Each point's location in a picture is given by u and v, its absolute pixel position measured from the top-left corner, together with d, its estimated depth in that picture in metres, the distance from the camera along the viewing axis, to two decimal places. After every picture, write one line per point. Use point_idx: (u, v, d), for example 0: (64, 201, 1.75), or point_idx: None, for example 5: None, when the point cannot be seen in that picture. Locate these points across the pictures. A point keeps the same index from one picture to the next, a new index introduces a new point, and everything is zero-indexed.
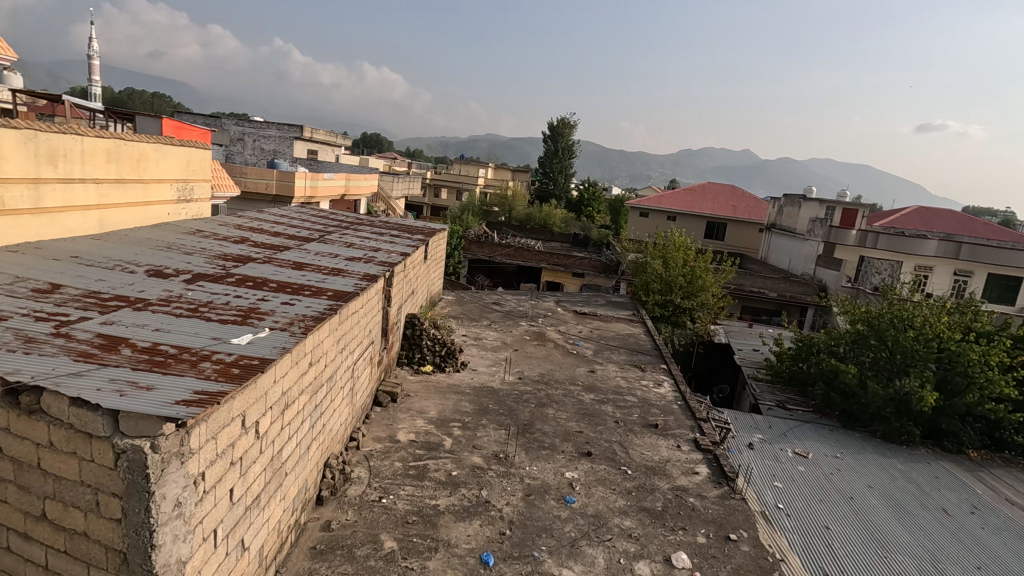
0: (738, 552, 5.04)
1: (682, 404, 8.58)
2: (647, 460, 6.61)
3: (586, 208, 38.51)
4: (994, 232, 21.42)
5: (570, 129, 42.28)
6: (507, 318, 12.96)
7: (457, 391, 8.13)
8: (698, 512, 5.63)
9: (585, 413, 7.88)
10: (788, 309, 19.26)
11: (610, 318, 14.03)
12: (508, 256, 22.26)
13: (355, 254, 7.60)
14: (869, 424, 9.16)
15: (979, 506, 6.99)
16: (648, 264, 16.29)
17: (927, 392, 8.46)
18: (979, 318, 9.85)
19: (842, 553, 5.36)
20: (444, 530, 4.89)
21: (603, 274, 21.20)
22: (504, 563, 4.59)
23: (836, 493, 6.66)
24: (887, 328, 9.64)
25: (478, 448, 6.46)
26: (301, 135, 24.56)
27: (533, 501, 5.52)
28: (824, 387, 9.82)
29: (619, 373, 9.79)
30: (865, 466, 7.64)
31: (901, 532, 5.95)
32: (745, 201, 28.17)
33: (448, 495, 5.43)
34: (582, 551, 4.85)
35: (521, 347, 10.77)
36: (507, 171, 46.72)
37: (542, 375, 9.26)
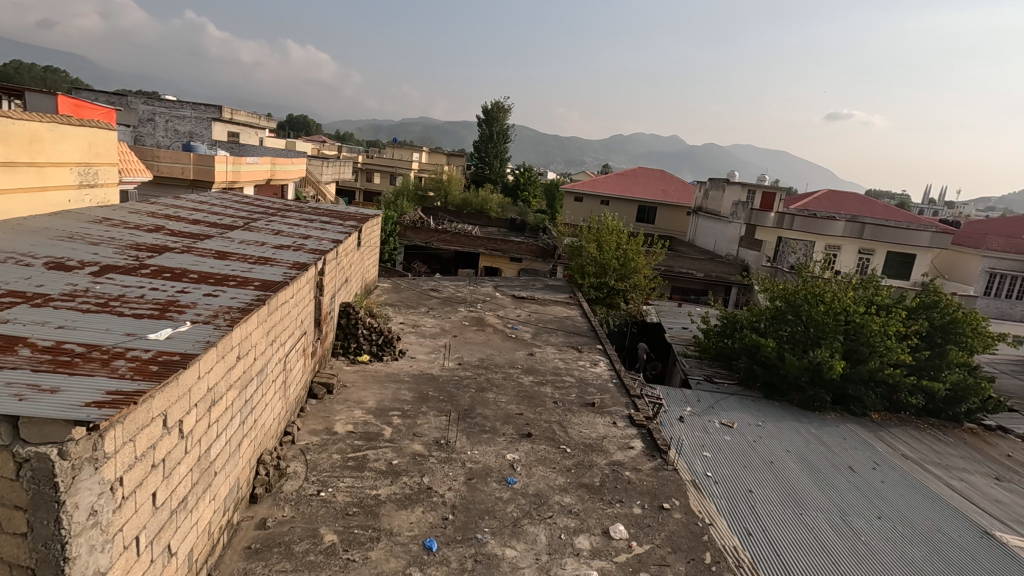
0: (671, 520, 5.31)
1: (617, 382, 8.92)
2: (585, 438, 6.81)
3: (523, 193, 38.62)
4: (894, 214, 23.28)
5: (504, 114, 41.85)
6: (445, 305, 12.88)
7: (395, 380, 8.04)
8: (633, 484, 5.88)
9: (524, 395, 8.00)
10: (713, 288, 20.28)
11: (547, 302, 14.23)
12: (445, 241, 21.99)
13: (284, 241, 7.29)
14: (788, 393, 9.91)
15: (880, 462, 7.72)
16: (583, 248, 16.64)
17: (836, 360, 9.26)
18: (880, 291, 10.76)
19: (764, 514, 5.77)
20: (386, 519, 4.85)
21: (540, 258, 21.41)
22: (448, 547, 4.61)
23: (758, 459, 7.14)
24: (802, 304, 10.47)
25: (419, 435, 6.42)
26: (219, 116, 22.96)
27: (475, 484, 5.57)
28: (747, 360, 10.50)
29: (556, 355, 9.99)
30: (782, 433, 8.23)
31: (814, 492, 6.46)
32: (674, 185, 29.27)
33: (389, 484, 5.38)
34: (524, 530, 4.96)
35: (460, 333, 10.74)
36: (442, 154, 46.03)
37: (482, 360, 9.30)
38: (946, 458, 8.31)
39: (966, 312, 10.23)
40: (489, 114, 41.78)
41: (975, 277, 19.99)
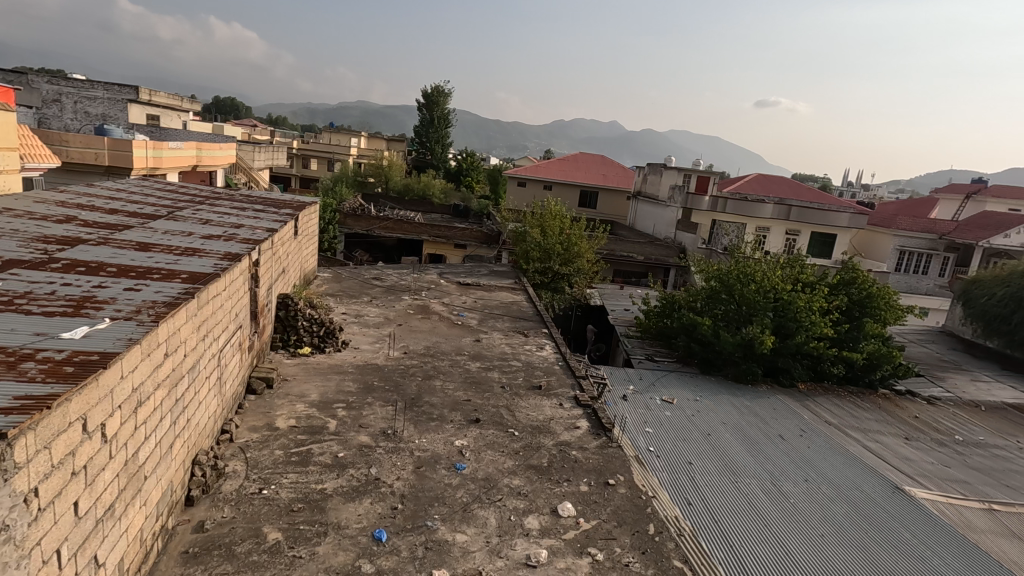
0: (616, 495, 5.50)
1: (562, 364, 9.08)
2: (532, 420, 6.91)
3: (466, 179, 38.31)
4: (817, 197, 24.68)
5: (445, 98, 41.08)
6: (389, 294, 12.65)
7: (339, 371, 7.85)
8: (580, 463, 6.04)
9: (471, 381, 8.02)
10: (653, 270, 20.92)
11: (493, 288, 14.25)
12: (387, 229, 21.51)
13: (213, 231, 6.91)
14: (723, 368, 10.43)
15: (806, 428, 8.28)
16: (527, 234, 16.71)
17: (766, 336, 9.80)
18: (805, 269, 11.41)
19: (703, 484, 6.06)
20: (333, 513, 4.76)
21: (484, 245, 21.35)
22: (398, 537, 4.57)
23: (697, 432, 7.48)
24: (735, 283, 10.98)
25: (365, 426, 6.32)
26: (136, 97, 21.32)
27: (424, 472, 5.55)
28: (685, 339, 10.94)
29: (503, 340, 10.05)
30: (719, 406, 8.67)
31: (748, 460, 6.85)
32: (614, 170, 29.84)
33: (335, 477, 5.28)
34: (474, 514, 4.99)
35: (405, 322, 10.59)
36: (382, 139, 44.85)
37: (428, 348, 9.22)
38: (863, 422, 9.01)
39: (880, 287, 11.05)
40: (429, 97, 40.93)
41: (888, 254, 21.63)
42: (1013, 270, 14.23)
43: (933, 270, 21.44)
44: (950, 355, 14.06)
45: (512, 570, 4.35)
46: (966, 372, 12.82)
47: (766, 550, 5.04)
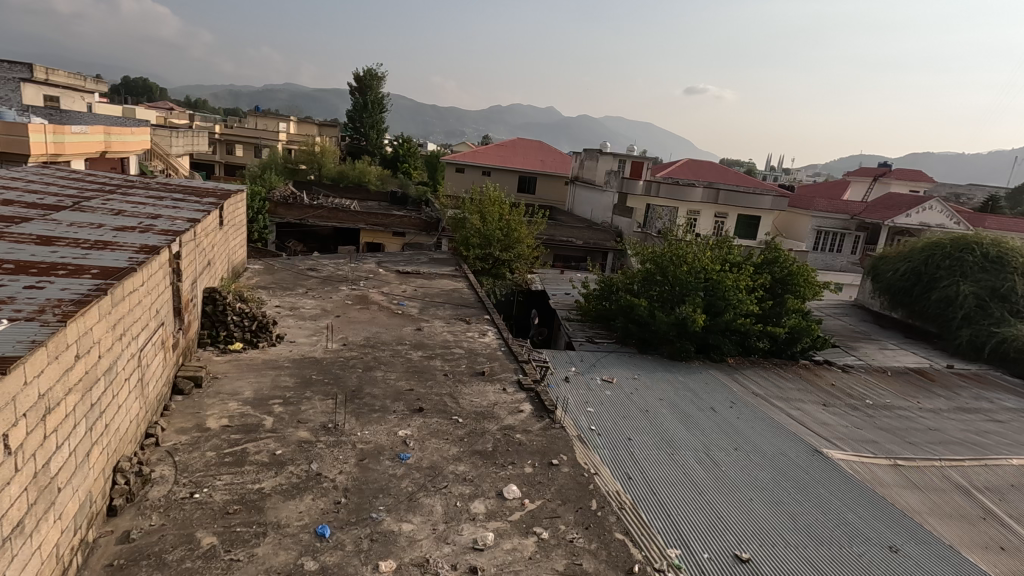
0: (560, 475, 5.63)
1: (505, 349, 9.14)
2: (476, 407, 6.94)
3: (403, 165, 37.54)
4: (743, 180, 25.89)
5: (378, 82, 39.79)
6: (325, 284, 12.26)
7: (274, 366, 7.56)
8: (524, 445, 6.13)
9: (413, 370, 7.93)
10: (592, 254, 21.37)
11: (434, 276, 14.09)
12: (321, 218, 20.76)
13: (127, 222, 6.42)
14: (659, 347, 10.84)
15: (736, 400, 8.78)
16: (467, 220, 16.58)
17: (698, 315, 10.26)
18: (732, 250, 11.97)
19: (642, 459, 6.32)
20: (272, 512, 4.61)
21: (424, 232, 21.04)
22: (342, 531, 4.49)
23: (636, 409, 7.77)
24: (668, 265, 11.40)
25: (304, 421, 6.13)
26: (30, 76, 19.42)
27: (368, 464, 5.46)
28: (623, 320, 11.29)
29: (445, 328, 9.98)
30: (655, 383, 9.03)
31: (683, 433, 7.19)
32: (552, 156, 30.10)
33: (273, 476, 5.10)
34: (420, 502, 4.98)
35: (343, 313, 10.30)
36: (312, 124, 43.08)
37: (368, 339, 9.03)
38: (786, 392, 9.64)
39: (800, 265, 11.77)
40: (361, 81, 39.57)
41: (806, 234, 23.06)
42: (913, 247, 15.56)
43: (846, 249, 23.10)
44: (861, 327, 15.25)
45: (460, 555, 4.37)
46: (875, 341, 13.95)
47: (701, 517, 5.32)
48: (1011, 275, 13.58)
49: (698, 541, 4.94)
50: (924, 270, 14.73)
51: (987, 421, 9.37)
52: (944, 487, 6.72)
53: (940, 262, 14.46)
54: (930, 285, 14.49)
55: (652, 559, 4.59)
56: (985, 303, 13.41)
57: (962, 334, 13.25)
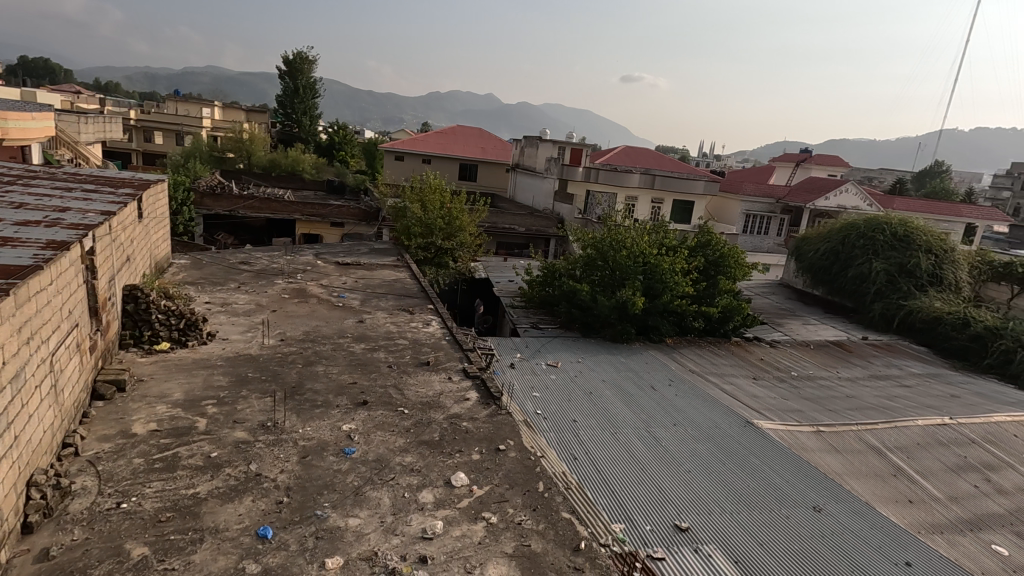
0: (507, 460, 5.69)
1: (450, 338, 9.11)
2: (422, 397, 6.89)
3: (339, 152, 36.37)
4: (678, 166, 26.76)
5: (309, 66, 38.14)
6: (259, 278, 11.74)
7: (206, 366, 7.20)
8: (471, 433, 6.15)
9: (356, 363, 7.77)
10: (534, 241, 21.55)
11: (375, 267, 13.79)
12: (253, 208, 19.80)
13: (30, 216, 5.89)
14: (601, 330, 11.12)
15: (674, 378, 9.17)
16: (407, 209, 16.26)
17: (637, 298, 10.59)
18: (668, 235, 12.36)
19: (586, 439, 6.49)
20: (209, 517, 4.42)
21: (363, 222, 20.51)
22: (285, 531, 4.36)
23: (580, 391, 7.97)
24: (608, 249, 11.66)
25: (241, 421, 5.88)
26: None
27: (310, 461, 5.32)
28: (566, 305, 11.49)
29: (388, 319, 9.82)
30: (598, 365, 9.27)
31: (625, 412, 7.44)
32: (492, 143, 29.99)
33: (209, 479, 4.88)
34: (366, 496, 4.91)
35: (280, 307, 9.92)
36: (240, 110, 40.85)
37: (307, 334, 8.74)
38: (720, 368, 10.15)
39: (731, 248, 12.33)
40: (292, 64, 37.79)
41: (736, 218, 24.20)
42: (832, 228, 16.66)
43: (772, 230, 24.39)
44: (786, 304, 16.22)
45: (409, 545, 4.36)
46: (799, 317, 14.88)
47: (643, 492, 5.53)
48: (917, 252, 14.80)
49: (641, 515, 5.15)
50: (842, 249, 15.81)
51: (896, 386, 10.23)
52: (860, 449, 7.30)
53: (855, 242, 15.58)
54: (847, 263, 15.58)
55: (597, 534, 4.74)
56: (895, 278, 14.55)
57: (875, 308, 14.35)
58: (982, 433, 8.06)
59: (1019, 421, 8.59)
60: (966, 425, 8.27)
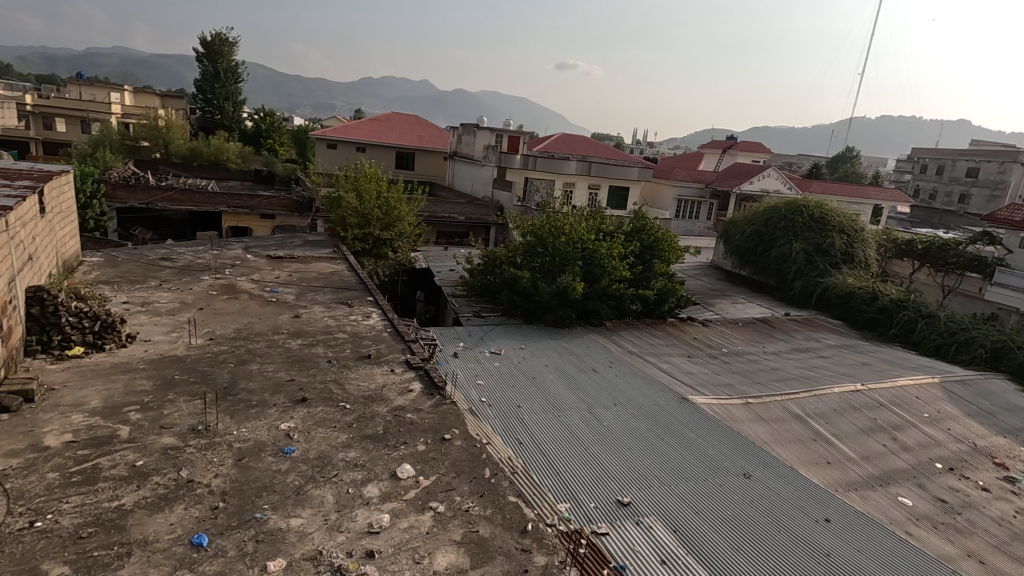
0: (453, 449, 5.69)
1: (391, 330, 8.96)
2: (364, 391, 6.76)
3: (266, 140, 34.69)
4: (613, 153, 27.18)
5: (230, 48, 35.95)
6: (183, 275, 11.08)
7: (127, 370, 6.74)
8: (416, 424, 6.10)
9: (293, 359, 7.51)
10: (474, 229, 21.47)
11: (310, 260, 13.32)
12: (172, 201, 18.55)
13: None
14: (543, 316, 11.28)
15: (614, 359, 9.46)
16: (342, 199, 15.73)
17: (577, 283, 10.82)
18: (605, 220, 12.63)
19: (531, 424, 6.60)
20: (137, 529, 4.17)
21: (296, 213, 19.71)
22: (222, 538, 4.19)
23: (523, 377, 8.08)
24: (547, 236, 11.78)
25: (168, 427, 5.56)
26: None
27: (247, 463, 5.12)
28: (508, 293, 11.57)
29: (326, 313, 9.53)
30: (541, 351, 9.42)
31: (568, 395, 7.61)
32: (429, 130, 29.48)
33: (135, 490, 4.60)
34: (309, 495, 4.78)
35: (208, 305, 9.40)
36: (153, 94, 38.06)
37: (238, 331, 8.35)
38: (657, 348, 10.56)
39: (664, 232, 12.74)
40: (210, 47, 35.29)
41: (669, 203, 25.07)
42: (756, 211, 17.57)
43: (703, 214, 25.50)
44: (717, 285, 17.03)
45: (355, 541, 4.29)
46: (729, 297, 15.67)
47: (586, 471, 5.69)
48: (831, 232, 15.88)
49: (586, 493, 5.30)
50: (765, 232, 16.74)
51: (816, 357, 11.01)
52: (785, 417, 7.81)
53: (777, 224, 16.52)
54: (770, 245, 16.52)
55: (543, 515, 4.84)
56: (813, 258, 15.58)
57: (796, 286, 15.32)
58: (889, 397, 8.83)
59: (920, 384, 9.47)
60: (875, 390, 9.02)
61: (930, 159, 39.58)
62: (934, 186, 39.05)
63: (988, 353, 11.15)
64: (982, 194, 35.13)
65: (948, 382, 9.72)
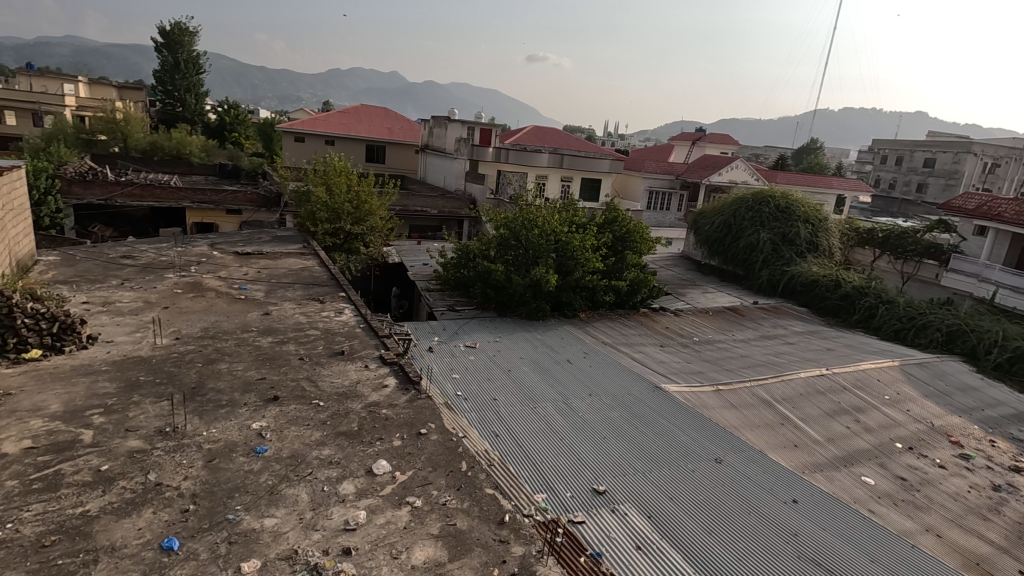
0: (429, 443, 5.68)
1: (364, 326, 8.87)
2: (338, 387, 6.68)
3: (231, 133, 33.79)
4: (584, 145, 27.39)
5: (190, 38, 34.75)
6: (146, 273, 10.73)
7: (88, 372, 6.51)
8: (391, 419, 6.07)
9: (263, 358, 7.36)
10: (447, 223, 21.35)
11: (279, 255, 13.06)
12: (132, 196, 17.90)
13: None
14: (517, 308, 11.32)
15: (588, 350, 9.56)
16: (311, 193, 15.44)
17: (550, 275, 10.90)
18: (578, 212, 12.70)
19: (507, 416, 6.62)
20: (103, 535, 4.06)
21: (263, 208, 19.26)
22: (194, 541, 4.10)
23: (499, 369, 8.10)
24: (520, 229, 11.79)
25: (134, 429, 5.41)
26: None
27: (218, 464, 5.01)
28: (482, 286, 11.56)
29: (296, 310, 9.37)
30: (516, 343, 9.45)
31: (544, 387, 7.67)
32: (399, 123, 29.10)
33: (100, 495, 4.46)
34: (282, 494, 4.71)
35: (173, 304, 9.13)
36: (109, 86, 36.61)
37: (206, 330, 8.15)
38: (630, 338, 10.70)
39: (636, 223, 12.89)
40: (169, 36, 34.17)
41: (640, 195, 25.37)
42: (725, 202, 17.90)
43: (673, 205, 25.88)
44: (687, 275, 17.32)
45: (331, 539, 4.25)
46: (699, 286, 15.95)
47: (562, 461, 5.76)
48: (797, 222, 16.30)
49: (562, 483, 5.36)
50: (733, 222, 17.08)
51: (783, 344, 11.32)
52: (753, 403, 8.02)
53: (744, 215, 16.88)
54: (738, 235, 16.86)
55: (520, 506, 4.88)
56: (779, 247, 15.99)
57: (763, 275, 15.69)
58: (853, 380, 9.15)
59: (881, 367, 9.83)
60: (840, 374, 9.33)
61: (889, 150, 40.91)
62: (893, 176, 40.38)
63: (944, 336, 11.67)
64: (938, 183, 36.47)
65: (907, 364, 10.12)
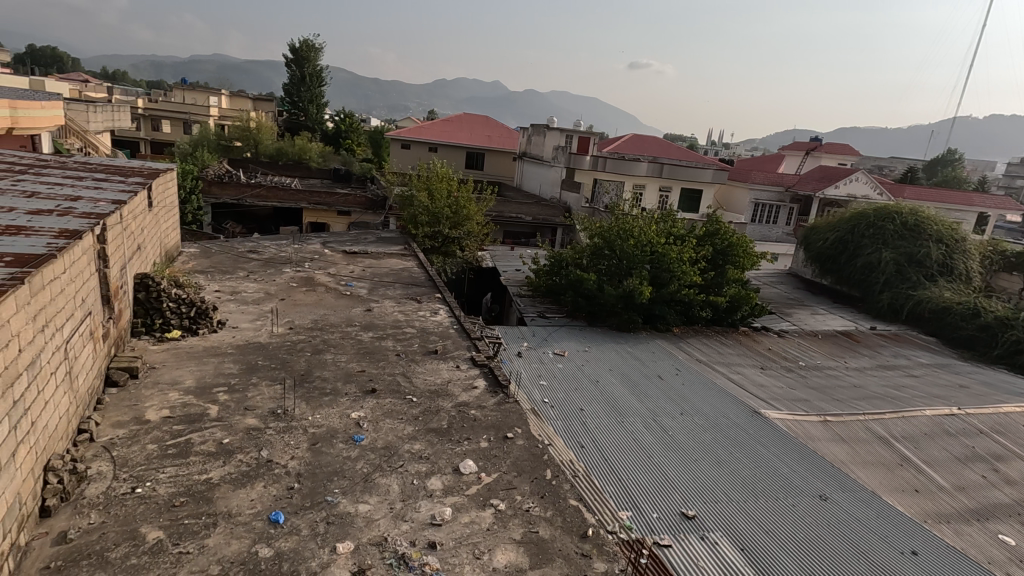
0: (515, 447, 5.74)
1: (456, 327, 9.14)
2: (430, 385, 6.94)
3: (345, 141, 36.36)
4: (685, 154, 26.55)
5: (316, 54, 37.93)
6: (268, 267, 11.80)
7: (216, 353, 7.27)
8: (479, 421, 6.20)
9: (363, 351, 7.82)
10: (540, 230, 21.52)
11: (382, 256, 13.82)
12: (259, 197, 19.79)
13: (41, 205, 5.93)
14: (607, 319, 11.14)
15: (680, 367, 9.19)
16: (414, 198, 16.22)
17: (644, 287, 10.61)
18: (676, 223, 12.22)
19: (594, 428, 6.51)
20: (222, 502, 4.50)
21: (370, 210, 20.50)
22: (296, 517, 4.43)
23: (586, 379, 8.00)
24: (615, 238, 11.59)
25: (251, 408, 5.96)
26: None
27: (320, 448, 5.39)
28: (573, 294, 11.49)
29: (395, 308, 9.86)
30: (605, 354, 9.29)
31: (632, 401, 7.46)
32: (499, 131, 29.85)
33: (221, 465, 4.96)
34: (376, 483, 4.96)
35: (288, 296, 9.96)
36: (246, 98, 40.78)
37: (315, 322, 8.80)
38: (727, 357, 10.15)
39: (739, 237, 12.23)
40: (298, 52, 37.52)
41: (744, 207, 24.10)
42: (841, 217, 16.50)
43: (781, 219, 24.26)
44: (794, 294, 16.15)
45: (418, 531, 4.41)
46: (807, 307, 14.81)
47: (651, 480, 5.56)
48: (927, 242, 14.65)
49: (648, 503, 5.18)
50: (850, 239, 15.69)
51: (905, 376, 10.21)
52: (867, 439, 7.28)
53: (864, 232, 15.45)
54: (855, 253, 15.46)
55: (604, 521, 4.78)
56: (904, 268, 14.45)
57: (883, 298, 14.26)
58: (992, 424, 8.04)
59: None
60: (975, 415, 8.24)
61: None
62: None
63: None
64: None
65: None
